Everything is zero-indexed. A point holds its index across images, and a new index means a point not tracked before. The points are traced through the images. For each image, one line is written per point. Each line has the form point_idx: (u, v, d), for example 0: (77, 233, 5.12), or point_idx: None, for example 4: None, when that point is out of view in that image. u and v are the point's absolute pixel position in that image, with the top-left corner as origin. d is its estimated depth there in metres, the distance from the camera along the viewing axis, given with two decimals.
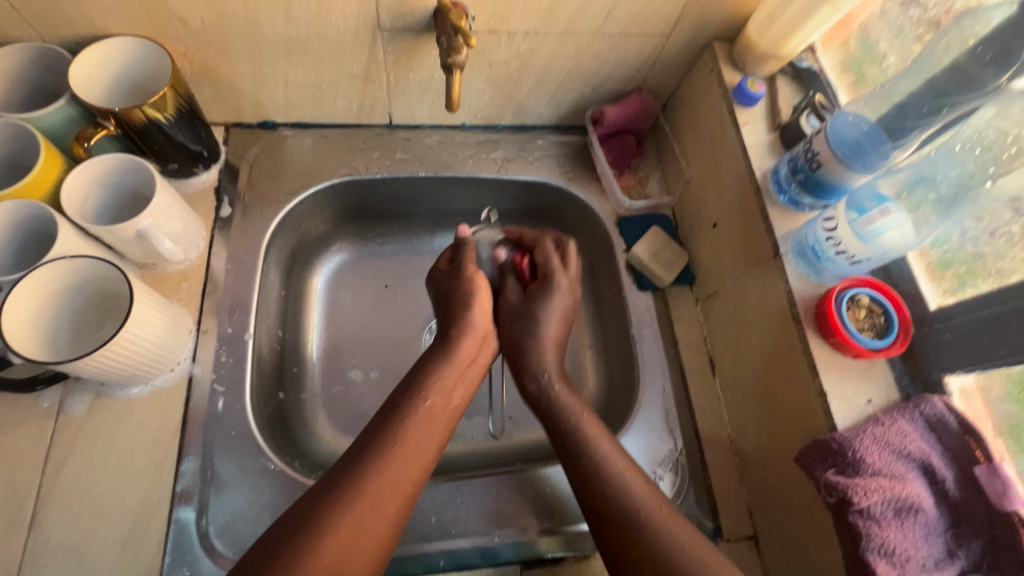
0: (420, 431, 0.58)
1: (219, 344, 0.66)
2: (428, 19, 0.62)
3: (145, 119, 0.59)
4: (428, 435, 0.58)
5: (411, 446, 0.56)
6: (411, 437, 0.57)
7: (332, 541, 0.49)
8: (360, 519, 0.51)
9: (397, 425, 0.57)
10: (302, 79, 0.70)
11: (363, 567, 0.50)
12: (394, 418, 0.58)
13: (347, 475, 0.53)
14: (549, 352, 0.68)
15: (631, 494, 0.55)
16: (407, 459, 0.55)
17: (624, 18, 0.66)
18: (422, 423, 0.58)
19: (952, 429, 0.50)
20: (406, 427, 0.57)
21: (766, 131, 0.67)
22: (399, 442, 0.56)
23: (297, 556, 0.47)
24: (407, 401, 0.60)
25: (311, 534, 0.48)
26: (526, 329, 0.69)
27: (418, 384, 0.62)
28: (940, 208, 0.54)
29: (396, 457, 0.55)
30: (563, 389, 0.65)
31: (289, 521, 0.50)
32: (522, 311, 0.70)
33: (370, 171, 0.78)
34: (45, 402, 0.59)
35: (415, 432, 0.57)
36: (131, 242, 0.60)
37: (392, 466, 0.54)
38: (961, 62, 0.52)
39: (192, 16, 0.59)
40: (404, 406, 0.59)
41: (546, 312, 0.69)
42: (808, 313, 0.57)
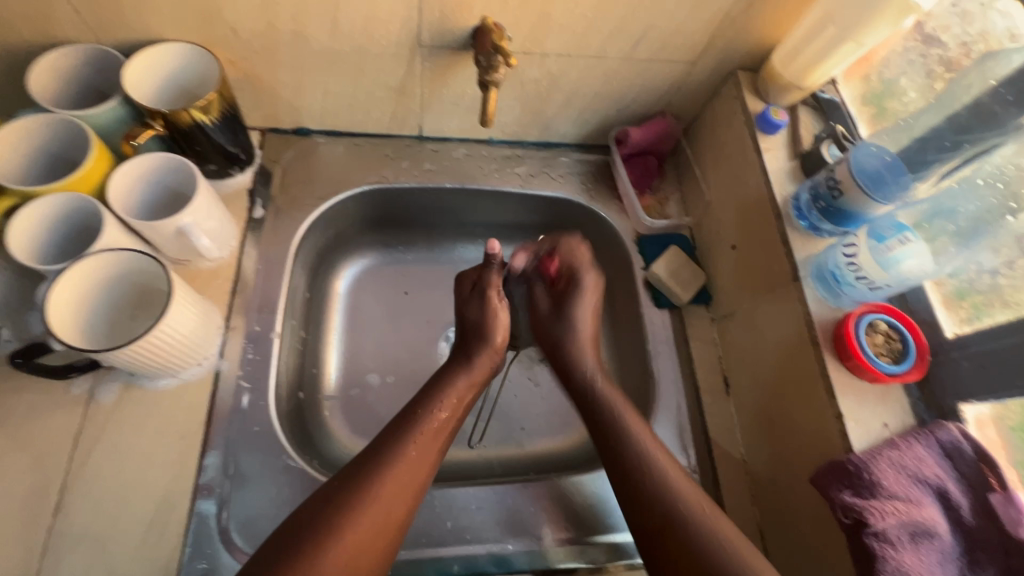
0: (431, 436, 0.59)
1: (247, 341, 0.67)
2: (466, 38, 0.65)
3: (191, 121, 0.61)
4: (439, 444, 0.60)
5: (423, 453, 0.58)
6: (424, 445, 0.58)
7: (352, 535, 0.50)
8: (373, 521, 0.52)
9: (411, 431, 0.58)
10: (341, 89, 0.72)
11: (375, 562, 0.51)
12: (408, 423, 0.59)
13: (364, 477, 0.54)
14: (588, 350, 0.70)
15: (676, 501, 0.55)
16: (419, 466, 0.57)
17: (653, 45, 0.68)
18: (436, 430, 0.60)
19: (967, 456, 0.51)
20: (421, 434, 0.59)
21: (787, 158, 0.69)
22: (414, 448, 0.57)
23: (320, 547, 0.48)
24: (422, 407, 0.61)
25: (330, 531, 0.49)
26: (564, 326, 0.71)
27: (433, 395, 0.63)
28: (959, 239, 0.56)
29: (409, 464, 0.56)
30: (618, 407, 0.63)
31: (310, 512, 0.51)
32: (564, 296, 0.73)
33: (399, 180, 0.81)
34: (76, 389, 0.60)
35: (428, 440, 0.59)
36: (170, 239, 0.62)
37: (405, 468, 0.55)
38: (984, 100, 0.53)
39: (243, 26, 0.62)
40: (419, 415, 0.60)
41: (580, 312, 0.72)
42: (826, 335, 0.58)
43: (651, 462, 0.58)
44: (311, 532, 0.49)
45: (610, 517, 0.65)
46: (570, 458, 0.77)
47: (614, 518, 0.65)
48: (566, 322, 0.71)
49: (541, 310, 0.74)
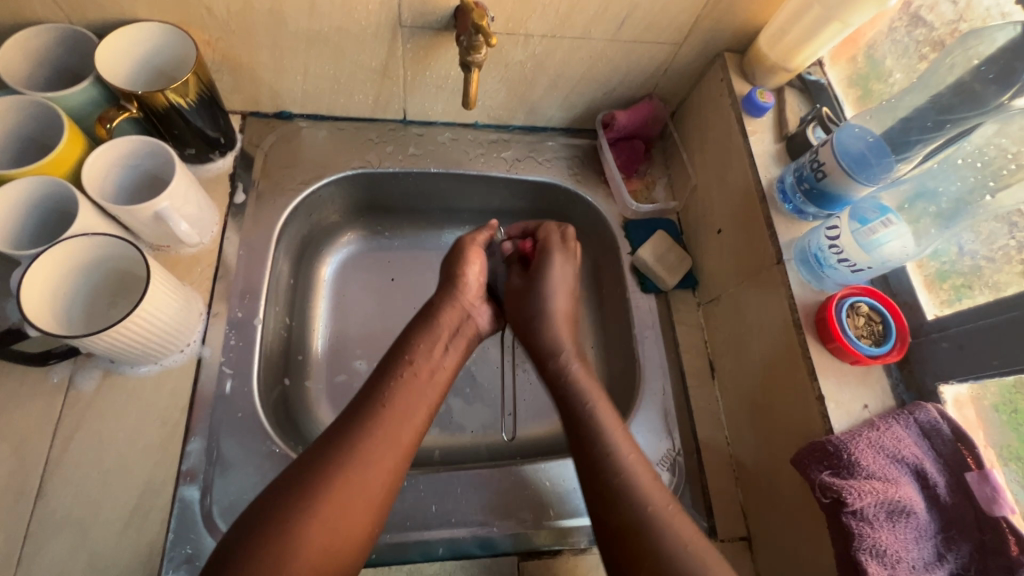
0: (408, 392, 0.59)
1: (229, 328, 0.67)
2: (448, 18, 0.64)
3: (167, 104, 0.60)
4: (421, 399, 0.59)
5: (402, 408, 0.57)
6: (400, 400, 0.58)
7: (334, 491, 0.50)
8: (356, 478, 0.52)
9: (384, 389, 0.58)
10: (322, 72, 0.71)
11: (367, 512, 0.51)
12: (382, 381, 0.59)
13: (341, 440, 0.53)
14: (562, 326, 0.69)
15: (638, 494, 0.54)
16: (398, 418, 0.56)
17: (639, 25, 0.67)
18: (414, 384, 0.60)
19: (945, 436, 0.52)
20: (396, 390, 0.58)
21: (773, 141, 0.68)
22: (387, 403, 0.57)
23: (301, 508, 0.48)
24: (393, 365, 0.61)
25: (310, 493, 0.49)
26: (536, 303, 0.70)
27: (404, 349, 0.63)
28: (941, 221, 0.54)
29: (388, 418, 0.56)
30: (582, 384, 0.64)
31: (288, 479, 0.51)
32: (527, 290, 0.71)
33: (383, 165, 0.80)
34: (55, 376, 0.60)
35: (405, 397, 0.58)
36: (148, 223, 0.61)
37: (383, 424, 0.55)
38: (965, 79, 0.55)
39: (218, 5, 0.60)
40: (390, 377, 0.60)
41: (552, 280, 0.70)
42: (809, 319, 0.59)
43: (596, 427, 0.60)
44: (290, 497, 0.49)
45: (573, 501, 0.65)
46: (556, 442, 0.77)
47: (577, 502, 0.65)
48: (536, 302, 0.70)
49: (512, 285, 0.73)
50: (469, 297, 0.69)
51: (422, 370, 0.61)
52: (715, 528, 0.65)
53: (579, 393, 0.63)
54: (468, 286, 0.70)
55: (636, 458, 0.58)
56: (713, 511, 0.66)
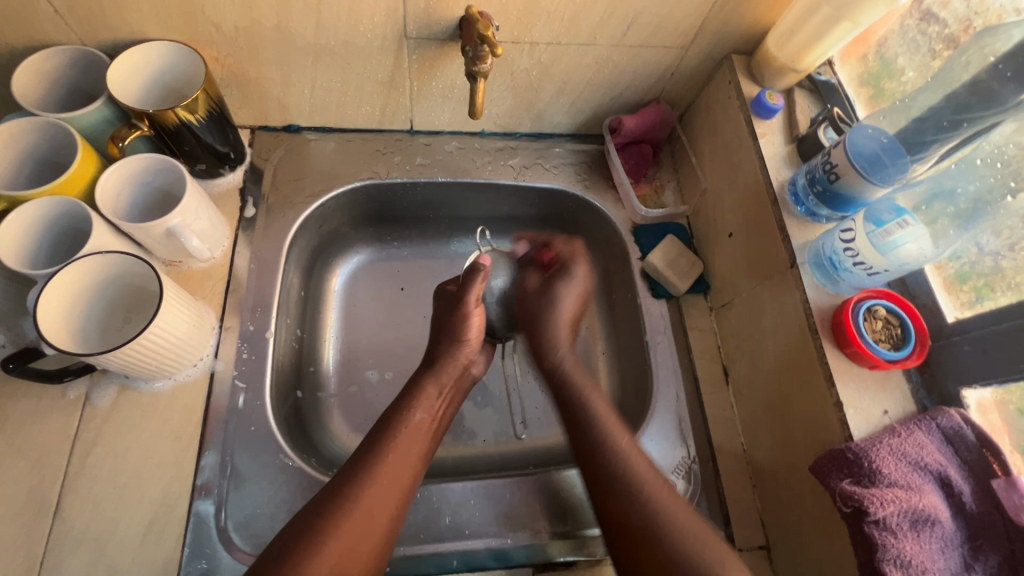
0: (410, 439, 0.60)
1: (241, 341, 0.67)
2: (453, 29, 0.64)
3: (177, 121, 0.61)
4: (414, 451, 0.59)
5: (405, 457, 0.58)
6: (401, 450, 0.58)
7: (334, 544, 0.50)
8: (353, 533, 0.52)
9: (387, 436, 0.59)
10: (328, 84, 0.72)
11: (364, 564, 0.52)
12: (384, 429, 0.60)
13: (340, 495, 0.53)
14: (563, 330, 0.73)
15: (636, 481, 0.58)
16: (399, 470, 0.57)
17: (644, 30, 0.67)
18: (414, 432, 0.60)
19: (969, 442, 0.51)
20: (400, 437, 0.59)
21: (783, 143, 0.68)
22: (392, 452, 0.58)
23: (305, 558, 0.49)
24: (396, 414, 0.62)
25: (313, 543, 0.50)
26: (545, 308, 0.74)
27: (406, 398, 0.63)
28: (958, 222, 0.53)
29: (392, 467, 0.57)
30: (586, 408, 0.64)
31: (295, 531, 0.51)
32: (546, 294, 0.74)
33: (391, 176, 0.80)
34: (72, 393, 0.60)
35: (406, 449, 0.59)
36: (160, 239, 0.61)
37: (387, 472, 0.56)
38: (982, 78, 0.53)
39: (226, 22, 0.61)
40: (392, 426, 0.60)
41: (564, 297, 0.74)
42: (825, 323, 0.58)
43: (615, 446, 0.60)
44: (296, 547, 0.49)
45: (581, 513, 0.64)
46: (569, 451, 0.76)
47: (588, 510, 0.65)
48: (548, 303, 0.74)
49: (529, 287, 0.76)
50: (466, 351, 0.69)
51: (425, 421, 0.62)
52: (733, 537, 0.64)
53: (595, 422, 0.63)
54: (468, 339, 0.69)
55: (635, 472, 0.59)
56: (731, 520, 0.65)
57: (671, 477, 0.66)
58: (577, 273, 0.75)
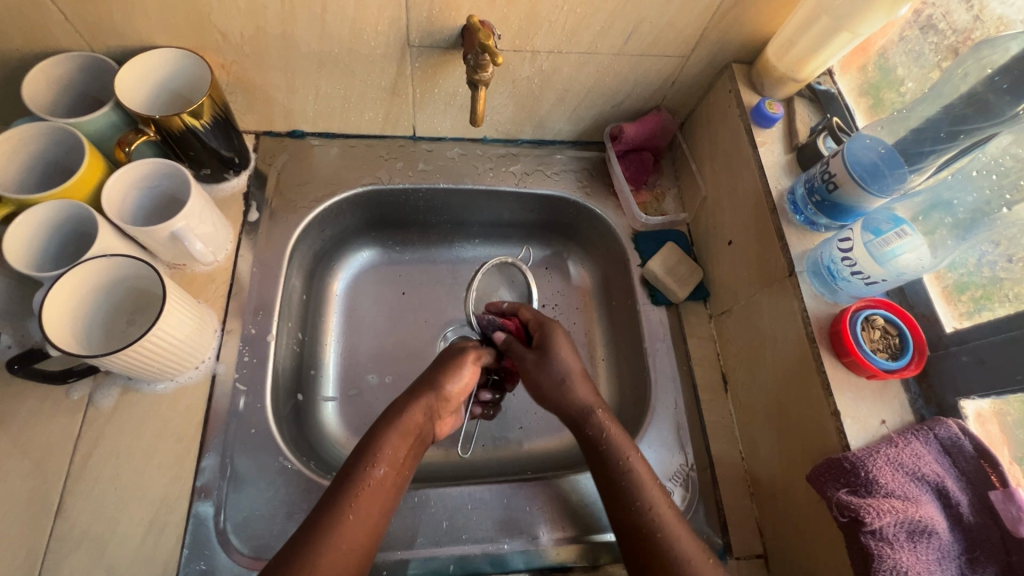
0: (372, 499, 0.53)
1: (242, 344, 0.68)
2: (455, 37, 0.65)
3: (183, 126, 0.62)
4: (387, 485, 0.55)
5: (364, 520, 0.52)
6: (360, 512, 0.52)
7: None
8: None
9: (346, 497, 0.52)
10: (332, 91, 0.72)
11: None
12: (343, 487, 0.53)
13: (306, 544, 0.49)
14: (581, 387, 0.63)
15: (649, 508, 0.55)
16: (366, 512, 0.52)
17: (645, 40, 0.68)
18: (375, 493, 0.54)
19: (967, 453, 0.50)
20: (360, 497, 0.53)
21: (783, 152, 0.68)
22: (352, 515, 0.52)
23: None
24: (359, 469, 0.54)
25: None
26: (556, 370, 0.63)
27: (369, 451, 0.56)
28: (957, 232, 0.53)
29: (348, 533, 0.51)
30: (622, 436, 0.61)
31: None
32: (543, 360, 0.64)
33: (394, 181, 0.81)
34: (75, 393, 0.61)
35: (373, 486, 0.54)
36: (165, 243, 0.62)
37: (341, 538, 0.50)
38: (978, 90, 0.53)
39: (232, 30, 0.62)
40: (350, 483, 0.53)
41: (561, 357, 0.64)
42: (822, 332, 0.58)
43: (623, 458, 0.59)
44: None
45: (596, 519, 0.65)
46: (567, 457, 0.76)
47: (602, 516, 0.65)
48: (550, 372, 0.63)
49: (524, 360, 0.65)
50: (449, 395, 0.63)
51: (390, 476, 0.55)
52: (730, 545, 0.64)
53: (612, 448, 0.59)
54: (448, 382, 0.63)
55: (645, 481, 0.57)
56: (728, 528, 0.64)
57: (669, 484, 0.66)
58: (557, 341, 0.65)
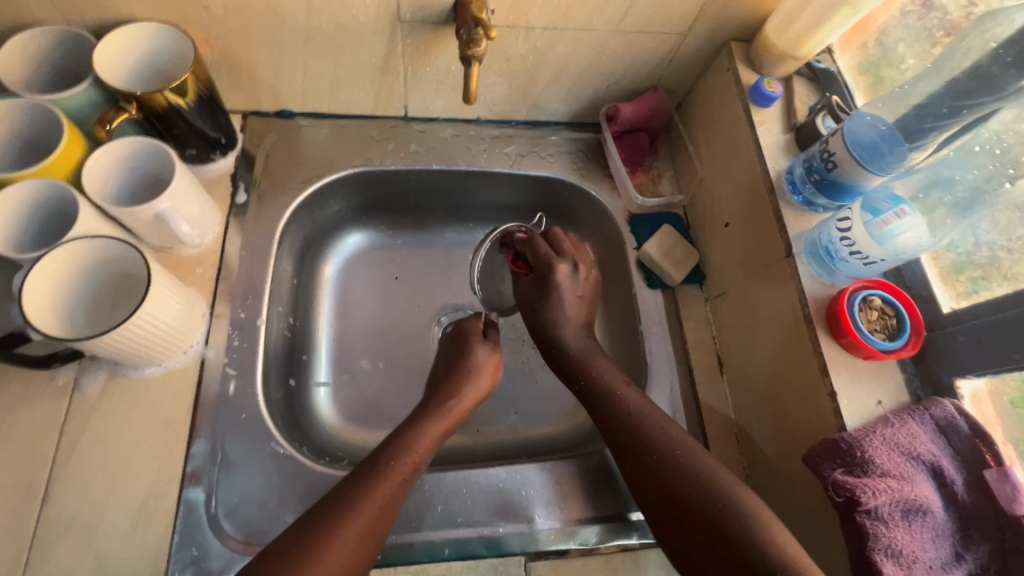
0: (405, 479, 0.57)
1: (232, 328, 0.66)
2: (447, 13, 0.63)
3: (167, 104, 0.60)
4: (412, 469, 0.58)
5: (394, 497, 0.55)
6: (391, 488, 0.55)
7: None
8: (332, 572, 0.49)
9: (380, 472, 0.56)
10: (321, 69, 0.70)
11: None
12: (377, 463, 0.57)
13: (335, 514, 0.52)
14: (569, 325, 0.70)
15: (703, 480, 0.54)
16: (394, 490, 0.56)
17: (642, 16, 0.66)
18: (407, 475, 0.57)
19: (962, 433, 0.51)
20: (394, 475, 0.56)
21: (781, 131, 0.67)
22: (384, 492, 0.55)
23: None
24: (394, 449, 0.58)
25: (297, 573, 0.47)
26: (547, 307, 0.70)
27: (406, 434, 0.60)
28: (956, 210, 0.53)
29: (377, 510, 0.54)
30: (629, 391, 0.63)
31: (277, 552, 0.49)
32: (541, 289, 0.71)
33: (385, 163, 0.79)
34: (60, 379, 0.60)
35: (403, 468, 0.57)
36: (150, 224, 0.61)
37: (372, 511, 0.53)
38: (983, 62, 0.52)
39: (215, 3, 0.60)
40: (389, 460, 0.57)
41: (561, 292, 0.70)
42: (820, 312, 0.57)
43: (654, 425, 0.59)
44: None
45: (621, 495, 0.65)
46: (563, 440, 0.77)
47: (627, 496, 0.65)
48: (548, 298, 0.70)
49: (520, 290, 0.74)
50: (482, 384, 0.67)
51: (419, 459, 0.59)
52: None
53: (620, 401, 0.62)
54: (483, 375, 0.68)
55: (687, 449, 0.57)
56: None
57: None
58: (563, 271, 0.71)
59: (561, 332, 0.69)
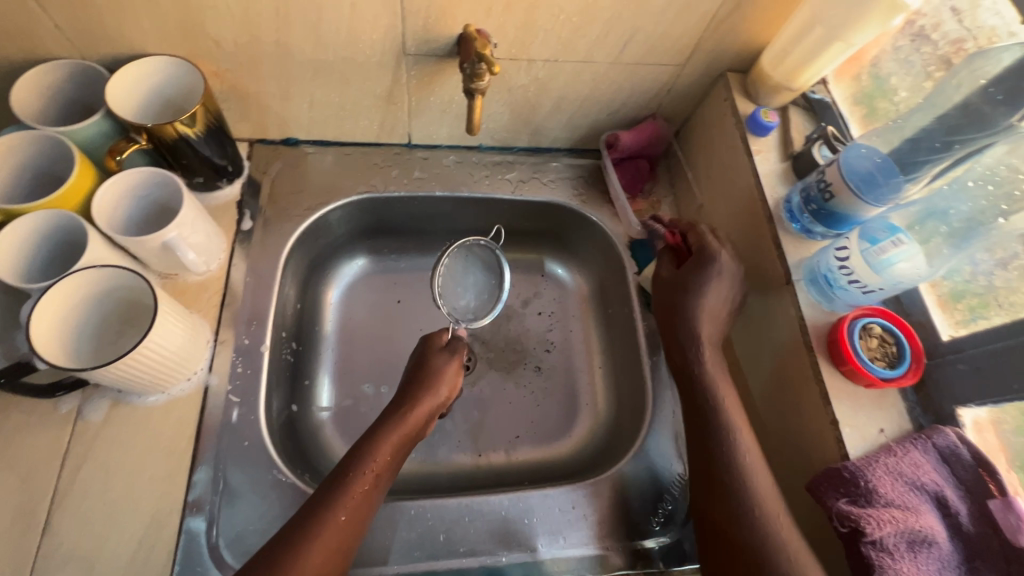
0: (366, 497, 0.55)
1: (236, 355, 0.67)
2: (452, 46, 0.65)
3: (176, 135, 0.61)
4: (377, 481, 0.56)
5: (356, 517, 0.53)
6: (353, 509, 0.53)
7: None
8: None
9: (340, 492, 0.54)
10: (327, 99, 0.72)
11: None
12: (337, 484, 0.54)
13: (295, 541, 0.50)
14: (706, 325, 0.63)
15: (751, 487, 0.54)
16: (356, 510, 0.54)
17: (641, 48, 0.68)
18: (367, 493, 0.55)
19: (965, 462, 0.51)
20: (353, 494, 0.54)
21: (778, 160, 0.68)
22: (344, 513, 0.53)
23: None
24: (353, 465, 0.56)
25: None
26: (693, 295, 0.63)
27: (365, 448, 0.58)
28: (952, 240, 0.54)
29: (340, 530, 0.52)
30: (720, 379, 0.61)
31: None
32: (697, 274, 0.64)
33: (389, 190, 0.80)
34: (63, 406, 0.60)
35: (364, 482, 0.55)
36: (157, 253, 0.61)
37: (333, 534, 0.51)
38: (973, 101, 0.53)
39: (226, 38, 0.61)
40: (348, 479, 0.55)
41: (710, 289, 0.63)
42: (820, 340, 0.58)
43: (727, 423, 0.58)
44: None
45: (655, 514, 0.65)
46: (566, 466, 0.78)
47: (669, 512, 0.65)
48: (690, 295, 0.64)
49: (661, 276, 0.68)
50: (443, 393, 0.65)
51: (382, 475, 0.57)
52: None
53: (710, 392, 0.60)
54: (443, 384, 0.66)
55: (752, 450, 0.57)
56: None
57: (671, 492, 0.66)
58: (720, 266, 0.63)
59: (699, 325, 0.63)
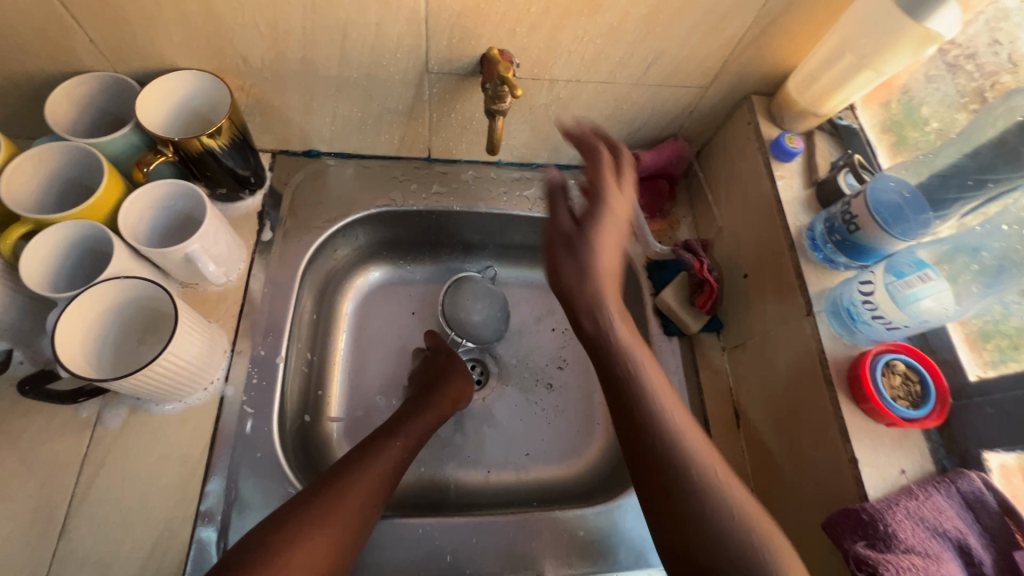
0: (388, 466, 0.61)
1: (252, 366, 0.67)
2: (474, 65, 0.65)
3: (201, 148, 0.62)
4: (397, 460, 0.63)
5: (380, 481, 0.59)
6: (376, 474, 0.59)
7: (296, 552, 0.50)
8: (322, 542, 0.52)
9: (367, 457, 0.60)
10: (349, 113, 0.73)
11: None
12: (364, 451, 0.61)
13: (325, 491, 0.55)
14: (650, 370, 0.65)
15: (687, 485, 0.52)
16: (378, 476, 0.60)
17: (664, 70, 0.67)
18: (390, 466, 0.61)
19: (991, 509, 0.49)
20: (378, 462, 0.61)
21: (802, 186, 0.67)
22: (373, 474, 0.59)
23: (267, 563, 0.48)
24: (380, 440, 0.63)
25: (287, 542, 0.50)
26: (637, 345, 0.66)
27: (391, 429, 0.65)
28: (983, 279, 0.52)
29: (365, 489, 0.58)
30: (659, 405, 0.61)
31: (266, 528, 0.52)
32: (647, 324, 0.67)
33: (407, 204, 0.81)
34: (84, 412, 0.61)
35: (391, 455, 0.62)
36: (180, 264, 0.62)
37: (358, 493, 0.57)
38: (1008, 138, 0.52)
39: (253, 54, 0.62)
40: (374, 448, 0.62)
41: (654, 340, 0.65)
42: (841, 375, 0.56)
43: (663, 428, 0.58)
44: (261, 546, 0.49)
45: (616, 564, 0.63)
46: (575, 487, 0.77)
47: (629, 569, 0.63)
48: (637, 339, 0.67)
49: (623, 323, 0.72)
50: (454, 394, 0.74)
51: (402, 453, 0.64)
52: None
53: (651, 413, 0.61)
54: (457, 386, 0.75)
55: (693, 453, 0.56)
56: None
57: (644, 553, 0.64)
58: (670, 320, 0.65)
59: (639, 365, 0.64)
